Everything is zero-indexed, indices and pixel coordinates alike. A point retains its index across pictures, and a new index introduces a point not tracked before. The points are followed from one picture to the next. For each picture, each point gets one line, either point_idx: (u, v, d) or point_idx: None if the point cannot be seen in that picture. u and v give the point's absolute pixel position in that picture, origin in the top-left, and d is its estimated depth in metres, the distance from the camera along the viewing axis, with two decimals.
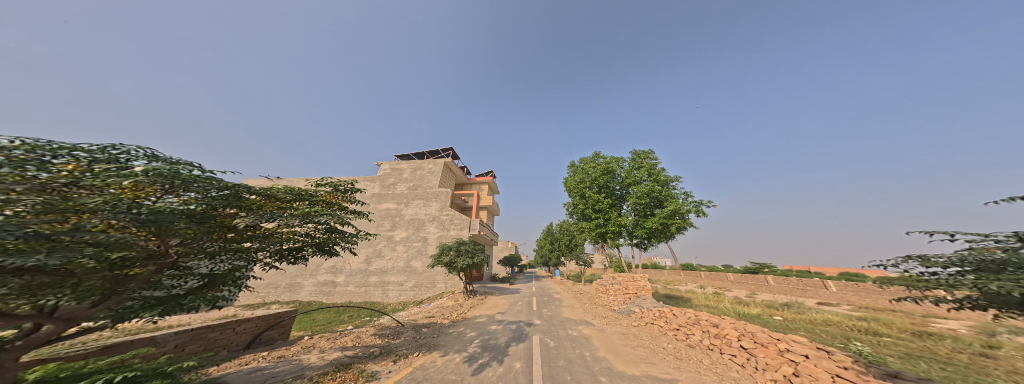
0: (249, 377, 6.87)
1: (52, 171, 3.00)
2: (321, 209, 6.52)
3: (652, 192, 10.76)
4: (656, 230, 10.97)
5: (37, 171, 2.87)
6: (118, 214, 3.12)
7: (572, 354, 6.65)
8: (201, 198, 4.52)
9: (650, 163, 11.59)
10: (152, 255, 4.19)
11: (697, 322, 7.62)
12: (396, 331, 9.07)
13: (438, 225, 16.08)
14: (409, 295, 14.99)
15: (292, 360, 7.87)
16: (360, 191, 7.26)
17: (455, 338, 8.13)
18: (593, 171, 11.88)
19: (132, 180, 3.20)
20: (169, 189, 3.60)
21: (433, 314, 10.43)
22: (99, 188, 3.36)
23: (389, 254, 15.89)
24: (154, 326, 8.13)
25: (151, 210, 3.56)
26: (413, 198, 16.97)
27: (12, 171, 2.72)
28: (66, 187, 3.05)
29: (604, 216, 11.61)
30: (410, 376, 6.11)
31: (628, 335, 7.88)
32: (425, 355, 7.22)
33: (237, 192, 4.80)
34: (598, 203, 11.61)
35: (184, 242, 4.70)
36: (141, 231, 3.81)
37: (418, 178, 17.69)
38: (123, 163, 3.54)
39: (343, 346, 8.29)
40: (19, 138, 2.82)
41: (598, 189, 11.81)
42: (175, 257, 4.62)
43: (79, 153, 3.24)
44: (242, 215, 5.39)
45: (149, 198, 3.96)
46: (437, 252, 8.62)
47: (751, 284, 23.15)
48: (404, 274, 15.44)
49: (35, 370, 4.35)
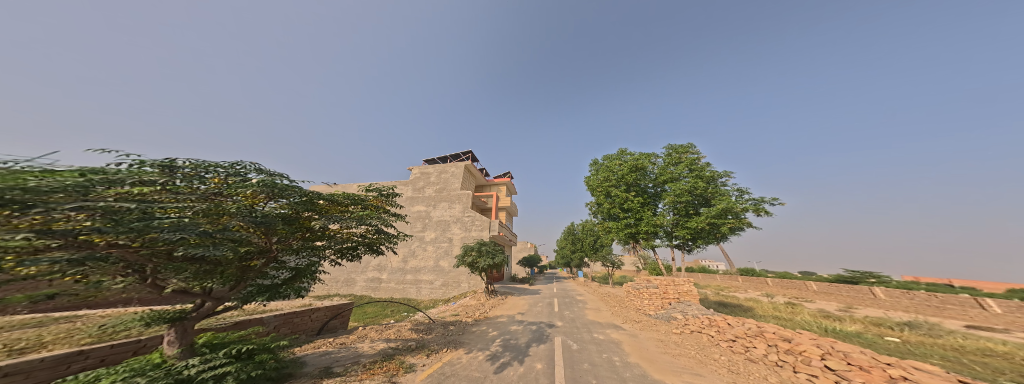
0: (321, 359, 8.34)
1: (206, 183, 4.68)
2: (371, 213, 7.81)
3: (694, 190, 9.69)
4: (701, 230, 9.74)
5: (198, 184, 4.52)
6: (241, 218, 4.67)
7: (597, 358, 6.09)
8: (291, 204, 6.09)
9: (689, 158, 10.72)
10: (262, 250, 5.95)
11: (762, 333, 6.20)
12: (428, 327, 9.79)
13: (461, 226, 17.06)
14: (438, 293, 16.15)
15: (351, 347, 9.22)
16: (398, 195, 8.35)
17: (478, 336, 8.33)
18: (621, 168, 11.21)
19: (248, 189, 4.74)
20: (269, 195, 5.17)
21: (459, 312, 10.94)
22: (232, 196, 5.02)
23: (421, 253, 17.31)
24: (262, 309, 10.66)
25: (261, 215, 5.12)
26: (439, 200, 18.23)
27: (186, 184, 4.35)
28: (213, 195, 4.69)
29: (635, 215, 10.74)
30: (439, 372, 6.54)
31: (668, 343, 6.86)
32: (452, 351, 7.61)
33: (310, 198, 6.30)
34: (627, 202, 10.81)
35: (280, 240, 6.34)
36: (256, 231, 5.49)
37: (442, 181, 18.93)
38: (243, 176, 5.13)
39: (387, 338, 9.33)
40: (190, 159, 4.45)
41: (627, 187, 11.07)
42: (275, 251, 6.27)
43: (220, 169, 4.89)
44: (317, 218, 6.94)
45: (260, 203, 5.61)
46: (461, 252, 9.12)
47: (846, 297, 17.53)
48: (434, 273, 16.66)
49: (200, 338, 6.22)
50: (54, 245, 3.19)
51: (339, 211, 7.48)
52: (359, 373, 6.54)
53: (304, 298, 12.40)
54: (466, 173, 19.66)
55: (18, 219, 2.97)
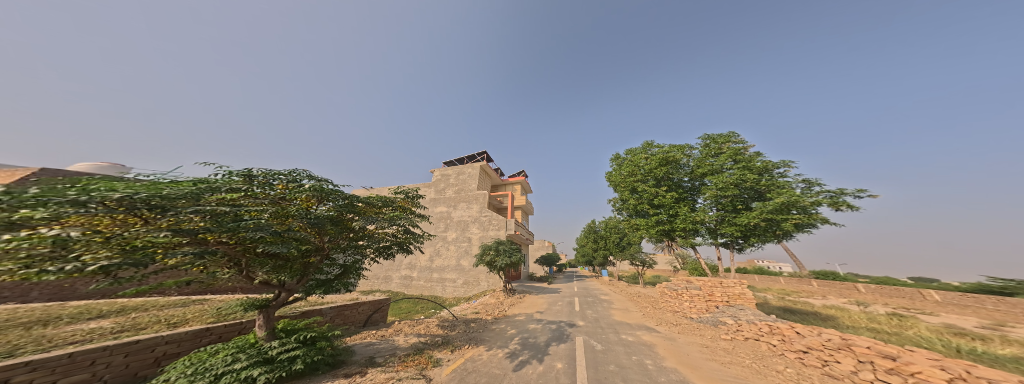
0: (366, 348, 9.00)
1: (274, 189, 5.81)
2: (400, 214, 8.52)
3: (741, 182, 8.84)
4: (754, 228, 8.87)
5: (267, 189, 5.63)
6: (300, 219, 5.68)
7: (626, 361, 5.43)
8: (335, 206, 7.05)
9: (733, 148, 9.86)
10: (317, 248, 7.01)
11: (850, 348, 4.70)
12: (452, 324, 10.19)
13: (479, 226, 16.77)
14: (460, 291, 16.21)
15: (390, 340, 9.66)
16: (421, 195, 9.04)
17: (498, 334, 8.31)
18: (650, 162, 10.75)
19: (302, 193, 5.73)
20: (318, 197, 6.15)
21: (479, 310, 11.08)
22: (292, 200, 6.09)
23: (445, 253, 17.19)
24: (321, 301, 12.43)
25: (313, 216, 6.11)
26: (459, 201, 17.92)
27: (259, 190, 5.47)
28: (280, 199, 5.79)
29: (668, 212, 10.21)
30: (462, 367, 6.67)
31: (714, 349, 5.86)
32: (473, 348, 7.72)
33: (350, 201, 7.20)
34: (657, 196, 10.33)
35: (330, 240, 7.37)
36: (311, 231, 6.53)
37: (461, 182, 18.56)
38: (298, 181, 6.17)
39: (417, 333, 9.72)
40: (262, 169, 5.56)
41: (657, 182, 10.65)
42: (326, 249, 7.32)
43: (282, 177, 5.98)
44: (357, 219, 7.83)
45: (313, 206, 6.65)
46: (480, 251, 9.32)
47: (993, 312, 12.82)
48: (456, 271, 16.64)
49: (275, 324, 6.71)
50: (183, 242, 4.38)
51: (374, 212, 8.32)
52: (395, 364, 7.10)
53: (351, 293, 14.03)
54: (483, 174, 19.20)
55: (161, 221, 4.15)
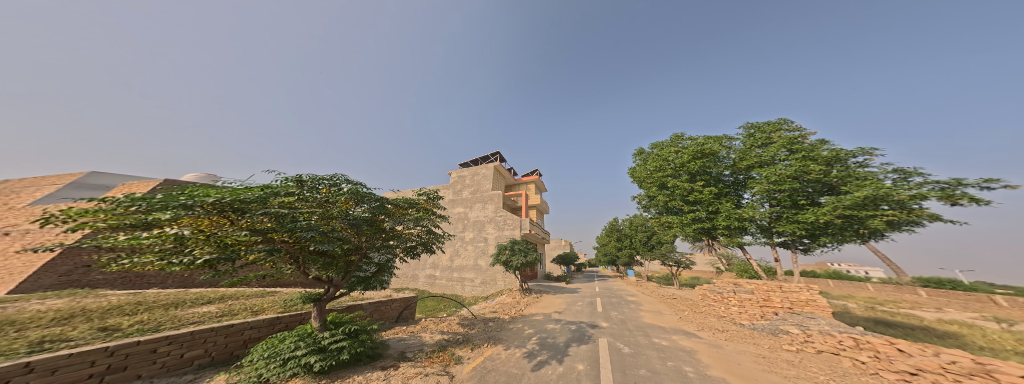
0: (399, 343, 9.19)
1: (320, 192, 6.19)
2: (423, 215, 8.63)
3: (802, 174, 7.45)
4: (824, 226, 7.44)
5: (315, 194, 6.08)
6: (341, 220, 6.13)
7: (660, 366, 4.66)
8: (369, 208, 7.36)
9: (786, 137, 8.53)
10: (356, 247, 7.47)
11: (991, 375, 3.32)
12: (471, 322, 10.35)
13: (494, 226, 15.73)
14: (479, 291, 15.42)
15: (418, 336, 9.84)
16: (443, 197, 9.18)
17: (515, 333, 8.20)
18: (680, 157, 9.89)
19: (341, 195, 6.15)
20: (355, 199, 6.54)
21: (497, 309, 11.00)
22: (334, 202, 6.52)
23: (463, 253, 16.29)
24: (359, 297, 13.58)
25: (351, 218, 6.53)
26: (474, 201, 16.72)
27: (309, 195, 5.92)
28: (325, 202, 6.25)
29: (706, 209, 9.30)
30: (481, 365, 6.67)
31: (773, 360, 4.86)
32: (492, 347, 7.67)
33: (382, 203, 7.44)
34: (690, 192, 9.50)
35: (366, 240, 7.75)
36: (351, 231, 6.98)
37: (474, 183, 17.31)
38: (338, 186, 6.48)
39: (440, 330, 10.00)
40: (310, 175, 5.97)
41: (691, 177, 9.72)
42: (364, 248, 7.73)
43: (326, 181, 6.30)
44: (388, 220, 8.07)
45: (351, 208, 7.05)
46: (496, 251, 9.99)
47: None
48: (473, 271, 16.05)
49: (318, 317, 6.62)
50: (257, 240, 5.11)
51: (401, 213, 8.51)
52: (423, 360, 7.41)
53: (383, 291, 15.06)
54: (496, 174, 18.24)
55: (241, 220, 4.92)
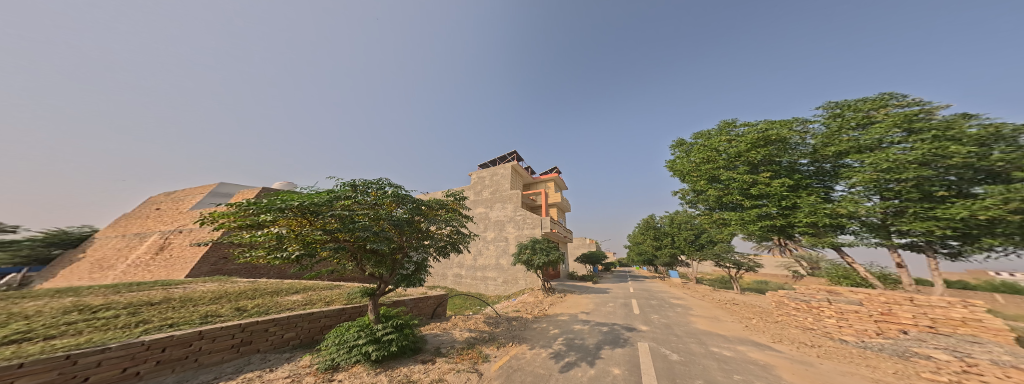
0: (437, 338, 9.67)
1: (370, 196, 6.58)
2: (452, 215, 8.67)
3: (937, 160, 6.44)
4: (989, 225, 6.24)
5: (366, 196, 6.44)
6: (388, 220, 6.37)
7: (720, 379, 3.94)
8: (409, 209, 7.49)
9: (900, 116, 7.48)
10: (399, 246, 7.69)
11: None
12: (496, 321, 10.48)
13: (513, 226, 14.72)
14: (501, 290, 14.23)
15: (449, 333, 10.21)
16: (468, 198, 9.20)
17: (540, 333, 8.16)
18: (737, 147, 10.09)
19: (387, 196, 6.38)
20: (398, 201, 6.75)
21: (519, 308, 10.54)
22: (380, 204, 6.81)
23: (484, 252, 15.52)
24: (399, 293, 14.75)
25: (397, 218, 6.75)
26: (494, 202, 16.13)
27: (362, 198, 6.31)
28: (375, 204, 6.57)
29: (779, 203, 9.03)
30: (508, 364, 6.79)
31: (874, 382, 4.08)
32: (517, 346, 7.91)
33: (417, 204, 7.50)
34: (753, 185, 9.63)
35: (408, 240, 7.96)
36: (396, 231, 7.20)
37: (494, 183, 16.87)
38: (382, 189, 6.76)
39: (469, 328, 10.26)
40: (361, 179, 6.34)
41: (755, 167, 9.80)
42: (406, 246, 7.91)
43: (373, 185, 6.66)
44: (423, 221, 8.13)
45: (394, 209, 7.21)
46: (518, 250, 10.31)
47: None
48: (494, 270, 14.85)
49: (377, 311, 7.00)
50: (326, 239, 5.67)
51: (432, 214, 8.47)
52: (454, 356, 7.68)
53: (418, 288, 16.03)
54: (515, 174, 17.60)
55: (316, 221, 5.50)
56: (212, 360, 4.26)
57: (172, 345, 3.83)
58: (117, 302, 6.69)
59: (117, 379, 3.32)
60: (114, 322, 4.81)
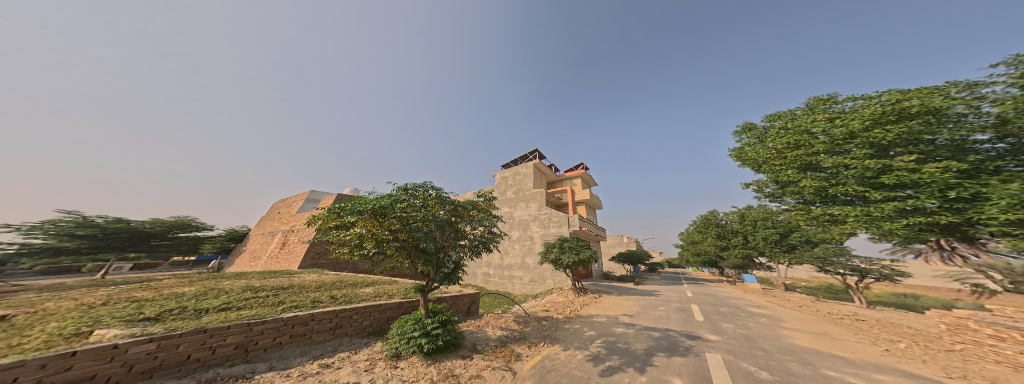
0: (472, 335, 9.87)
1: (417, 198, 7.12)
2: (483, 215, 8.46)
3: None
4: None
5: (414, 200, 7.08)
6: (430, 220, 6.78)
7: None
8: (448, 210, 7.66)
9: None
10: (444, 245, 7.88)
11: None
12: (525, 320, 10.39)
13: (539, 224, 14.40)
14: (528, 289, 14.05)
15: (481, 330, 10.33)
16: (494, 195, 8.89)
17: (574, 334, 7.90)
18: (846, 126, 7.57)
19: (432, 198, 6.91)
20: (440, 202, 7.18)
21: (549, 308, 10.33)
22: (425, 207, 7.24)
23: (510, 251, 15.46)
24: None
25: (440, 218, 7.13)
26: (517, 201, 15.99)
27: (409, 202, 7.00)
28: (421, 206, 7.15)
29: (942, 197, 5.80)
30: (541, 364, 6.65)
31: None
32: (549, 346, 7.73)
33: (455, 204, 7.72)
34: (884, 171, 6.72)
35: (449, 240, 8.00)
36: (443, 231, 7.47)
37: (516, 182, 16.74)
38: (425, 193, 7.31)
39: (501, 327, 10.24)
40: (409, 184, 7.06)
41: (886, 147, 6.86)
42: (449, 245, 8.00)
43: (418, 190, 7.24)
44: (460, 221, 8.11)
45: (436, 209, 7.39)
46: (545, 249, 10.18)
47: None
48: (521, 269, 14.69)
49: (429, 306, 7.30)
50: (390, 237, 6.58)
51: (468, 215, 8.34)
52: (488, 353, 7.68)
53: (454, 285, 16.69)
54: (538, 172, 17.29)
55: (387, 222, 6.66)
56: (320, 338, 5.33)
57: (299, 323, 5.00)
58: (266, 284, 8.64)
59: (271, 345, 4.60)
60: (242, 303, 6.00)
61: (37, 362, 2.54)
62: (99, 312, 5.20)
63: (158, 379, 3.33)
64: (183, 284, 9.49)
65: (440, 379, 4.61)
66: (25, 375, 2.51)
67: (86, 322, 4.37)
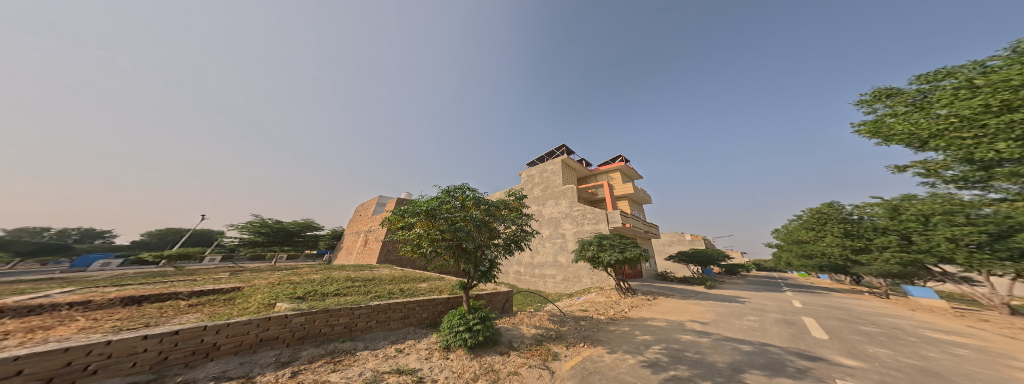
0: (507, 332, 9.73)
1: (457, 200, 7.07)
2: (515, 214, 8.02)
3: None
4: None
5: (453, 201, 7.06)
6: (468, 220, 6.69)
7: None
8: (486, 210, 7.46)
9: None
10: (483, 245, 7.67)
11: None
12: (560, 319, 10.06)
13: (572, 221, 13.84)
14: (562, 288, 13.65)
15: (516, 328, 10.17)
16: (525, 193, 8.48)
17: (620, 337, 7.42)
18: None
19: (471, 199, 6.84)
20: (479, 203, 7.06)
21: (587, 308, 9.93)
22: (463, 208, 7.11)
23: (540, 249, 15.17)
24: None
25: (478, 218, 7.00)
26: (546, 198, 15.56)
27: (449, 203, 7.00)
28: (460, 207, 7.07)
29: None
30: (582, 365, 6.32)
31: None
32: (591, 348, 7.34)
33: (492, 204, 7.49)
34: None
35: (487, 240, 7.78)
36: (481, 230, 7.27)
37: (544, 179, 16.32)
38: (463, 194, 7.24)
39: (535, 325, 9.98)
40: (450, 186, 7.05)
41: None
42: (487, 245, 7.81)
43: (457, 191, 7.17)
44: (496, 221, 7.82)
45: (474, 210, 7.24)
46: (580, 247, 9.72)
47: None
48: (553, 267, 14.31)
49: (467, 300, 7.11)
50: (434, 237, 6.60)
51: (501, 214, 7.96)
52: (524, 351, 7.45)
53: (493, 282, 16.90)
54: (566, 168, 16.68)
55: (431, 223, 6.73)
56: (400, 325, 6.14)
57: (387, 309, 5.92)
58: (348, 276, 9.39)
59: (366, 327, 5.59)
60: (327, 291, 6.74)
61: (256, 321, 4.21)
62: (271, 292, 7.01)
63: (307, 344, 4.71)
64: (298, 274, 11.19)
65: (481, 374, 4.49)
66: (250, 330, 4.16)
67: (275, 296, 6.33)
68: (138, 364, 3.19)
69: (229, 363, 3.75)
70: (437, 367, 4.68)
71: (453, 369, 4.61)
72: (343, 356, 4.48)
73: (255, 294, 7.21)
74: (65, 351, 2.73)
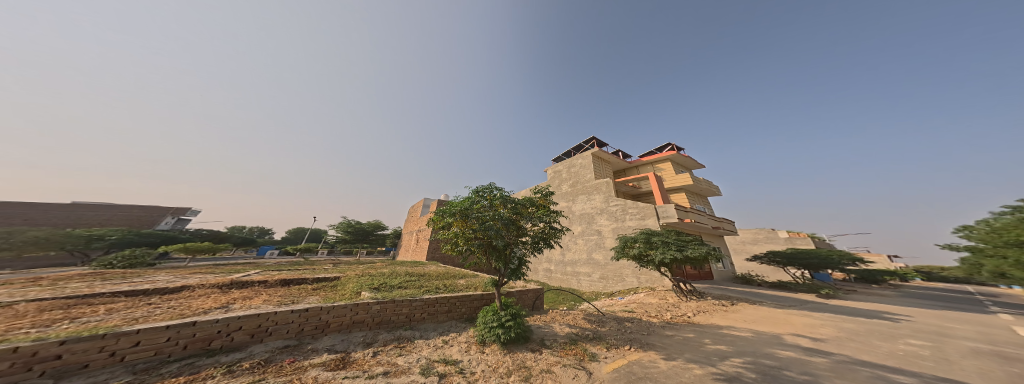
0: (539, 330, 9.18)
1: (486, 200, 6.52)
2: (543, 211, 7.09)
3: None
4: None
5: (482, 199, 6.54)
6: (496, 219, 6.14)
7: None
8: (515, 208, 6.78)
9: None
10: (514, 243, 7.03)
11: None
12: (599, 319, 9.39)
13: (609, 217, 12.97)
14: (599, 286, 12.91)
15: (549, 325, 9.66)
16: (554, 190, 7.57)
17: (681, 343, 6.64)
18: None
19: (501, 197, 6.26)
20: (509, 202, 6.48)
21: (635, 309, 9.20)
22: (493, 206, 6.53)
23: (572, 246, 14.50)
24: None
25: (507, 217, 6.42)
26: (578, 193, 14.80)
27: (478, 201, 6.50)
28: (488, 206, 6.54)
29: None
30: (629, 369, 5.66)
31: None
32: (639, 352, 6.61)
33: (521, 201, 6.76)
34: None
35: (518, 239, 7.16)
36: (511, 229, 6.67)
37: (573, 174, 15.53)
38: (490, 192, 6.70)
39: (570, 324, 9.35)
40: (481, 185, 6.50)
41: None
42: (517, 243, 7.14)
43: (487, 191, 6.61)
44: (524, 220, 7.04)
45: (504, 209, 6.61)
46: (621, 245, 8.97)
47: None
48: (588, 265, 13.59)
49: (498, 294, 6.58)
50: (466, 235, 6.12)
51: (528, 211, 7.07)
52: (557, 349, 6.85)
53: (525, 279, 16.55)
54: (598, 161, 15.75)
55: (460, 222, 6.26)
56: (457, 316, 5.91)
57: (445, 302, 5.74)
58: (396, 271, 9.31)
59: (427, 317, 5.46)
60: (388, 282, 6.68)
61: (350, 306, 4.62)
62: (359, 281, 7.08)
63: (382, 329, 4.85)
64: (350, 268, 11.56)
65: (515, 371, 3.88)
66: (347, 313, 4.57)
67: (363, 285, 6.29)
68: (291, 331, 4.08)
69: (335, 339, 4.23)
70: (475, 359, 4.20)
71: (488, 362, 4.10)
72: (408, 342, 4.31)
73: (345, 282, 7.51)
74: (258, 315, 3.79)
